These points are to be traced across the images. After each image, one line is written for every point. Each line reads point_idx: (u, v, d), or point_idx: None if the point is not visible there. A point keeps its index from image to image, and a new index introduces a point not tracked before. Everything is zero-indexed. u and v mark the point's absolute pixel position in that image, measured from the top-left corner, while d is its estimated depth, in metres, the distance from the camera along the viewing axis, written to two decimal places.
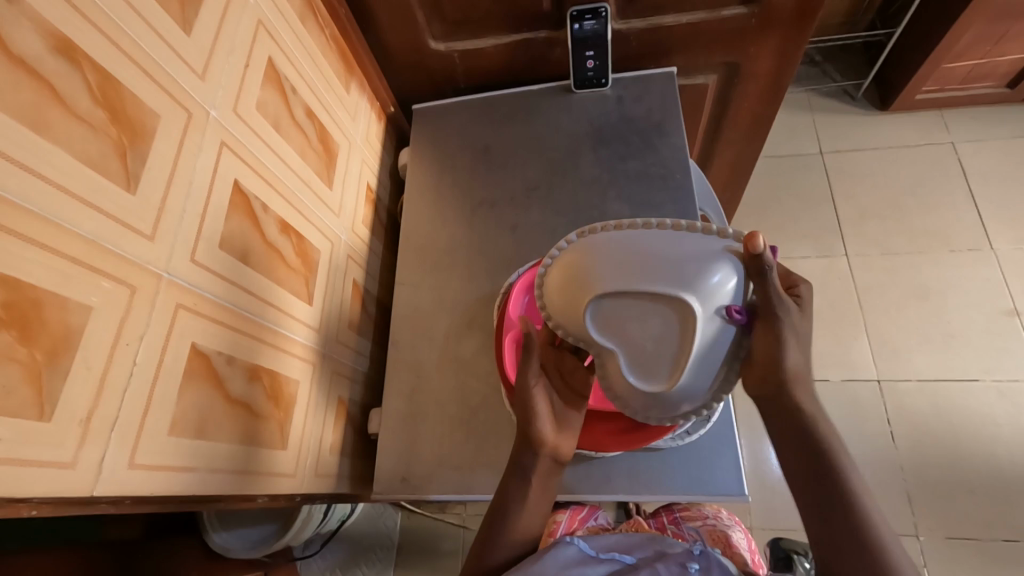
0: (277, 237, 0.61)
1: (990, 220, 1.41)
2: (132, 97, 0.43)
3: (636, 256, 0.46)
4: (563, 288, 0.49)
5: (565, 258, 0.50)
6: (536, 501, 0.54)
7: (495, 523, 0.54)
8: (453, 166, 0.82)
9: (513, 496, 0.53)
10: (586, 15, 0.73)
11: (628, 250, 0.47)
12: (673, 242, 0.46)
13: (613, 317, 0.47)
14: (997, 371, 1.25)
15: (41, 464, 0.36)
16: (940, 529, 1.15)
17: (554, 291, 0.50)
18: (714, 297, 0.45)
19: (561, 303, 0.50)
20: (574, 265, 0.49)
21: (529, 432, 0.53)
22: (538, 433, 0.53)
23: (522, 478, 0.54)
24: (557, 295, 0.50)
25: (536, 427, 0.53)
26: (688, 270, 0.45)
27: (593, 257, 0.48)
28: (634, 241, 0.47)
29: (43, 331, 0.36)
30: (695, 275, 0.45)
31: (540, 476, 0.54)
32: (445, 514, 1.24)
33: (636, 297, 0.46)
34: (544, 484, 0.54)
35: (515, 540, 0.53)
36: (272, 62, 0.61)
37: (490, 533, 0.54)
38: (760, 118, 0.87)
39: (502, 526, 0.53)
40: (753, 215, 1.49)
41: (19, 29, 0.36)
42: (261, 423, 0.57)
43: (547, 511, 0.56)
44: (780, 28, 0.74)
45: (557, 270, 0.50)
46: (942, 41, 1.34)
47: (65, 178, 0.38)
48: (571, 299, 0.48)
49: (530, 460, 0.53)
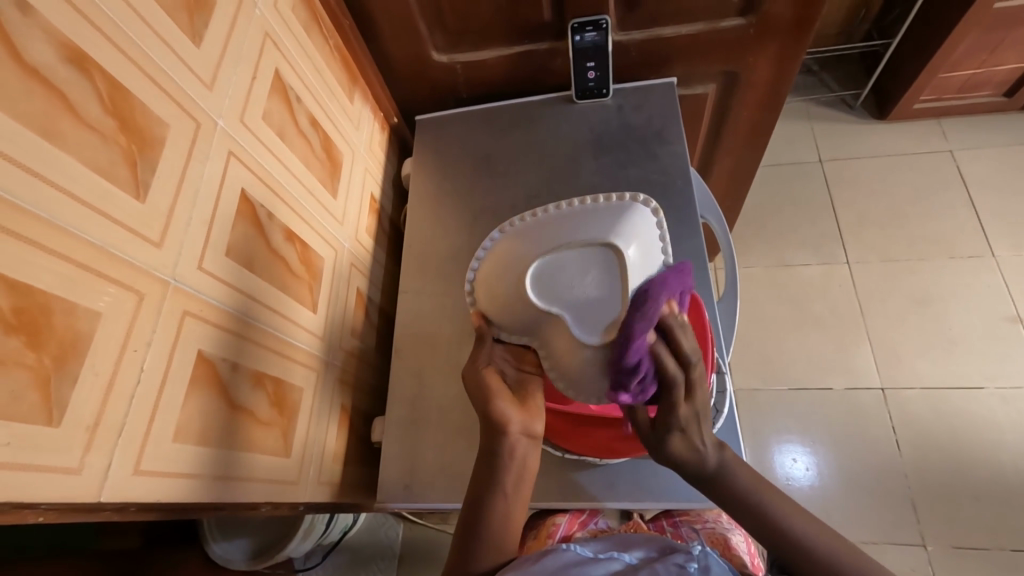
0: (282, 244, 0.61)
1: (989, 227, 1.41)
2: (141, 105, 0.44)
3: (559, 230, 0.50)
4: (499, 291, 0.52)
5: (499, 248, 0.52)
6: (515, 490, 0.54)
7: (475, 527, 0.52)
8: (454, 176, 0.82)
9: (489, 488, 0.53)
10: (587, 27, 0.74)
11: (556, 229, 0.50)
12: (574, 217, 0.50)
13: (541, 277, 0.50)
14: (1001, 378, 1.25)
15: (49, 470, 0.36)
16: (947, 538, 1.14)
17: (492, 282, 0.53)
18: (651, 248, 0.50)
19: (497, 292, 0.52)
20: (503, 264, 0.52)
21: (496, 414, 0.53)
22: (500, 417, 0.53)
23: (496, 466, 0.53)
24: (497, 283, 0.52)
25: (497, 410, 0.53)
26: (600, 228, 0.49)
27: (524, 243, 0.51)
28: (557, 224, 0.50)
29: (52, 337, 0.37)
30: (624, 229, 0.49)
31: (514, 462, 0.53)
32: (446, 525, 1.23)
33: (554, 262, 0.50)
34: (520, 473, 0.54)
35: (497, 541, 0.52)
36: (278, 73, 0.62)
37: (474, 541, 0.52)
38: (759, 126, 0.88)
39: (478, 535, 0.52)
40: (753, 225, 1.50)
41: (31, 38, 0.36)
42: (264, 430, 0.57)
43: (525, 515, 0.55)
44: (777, 37, 0.75)
45: (491, 262, 0.53)
46: (938, 51, 1.36)
47: (77, 187, 0.38)
48: (509, 278, 0.51)
49: (501, 446, 0.53)
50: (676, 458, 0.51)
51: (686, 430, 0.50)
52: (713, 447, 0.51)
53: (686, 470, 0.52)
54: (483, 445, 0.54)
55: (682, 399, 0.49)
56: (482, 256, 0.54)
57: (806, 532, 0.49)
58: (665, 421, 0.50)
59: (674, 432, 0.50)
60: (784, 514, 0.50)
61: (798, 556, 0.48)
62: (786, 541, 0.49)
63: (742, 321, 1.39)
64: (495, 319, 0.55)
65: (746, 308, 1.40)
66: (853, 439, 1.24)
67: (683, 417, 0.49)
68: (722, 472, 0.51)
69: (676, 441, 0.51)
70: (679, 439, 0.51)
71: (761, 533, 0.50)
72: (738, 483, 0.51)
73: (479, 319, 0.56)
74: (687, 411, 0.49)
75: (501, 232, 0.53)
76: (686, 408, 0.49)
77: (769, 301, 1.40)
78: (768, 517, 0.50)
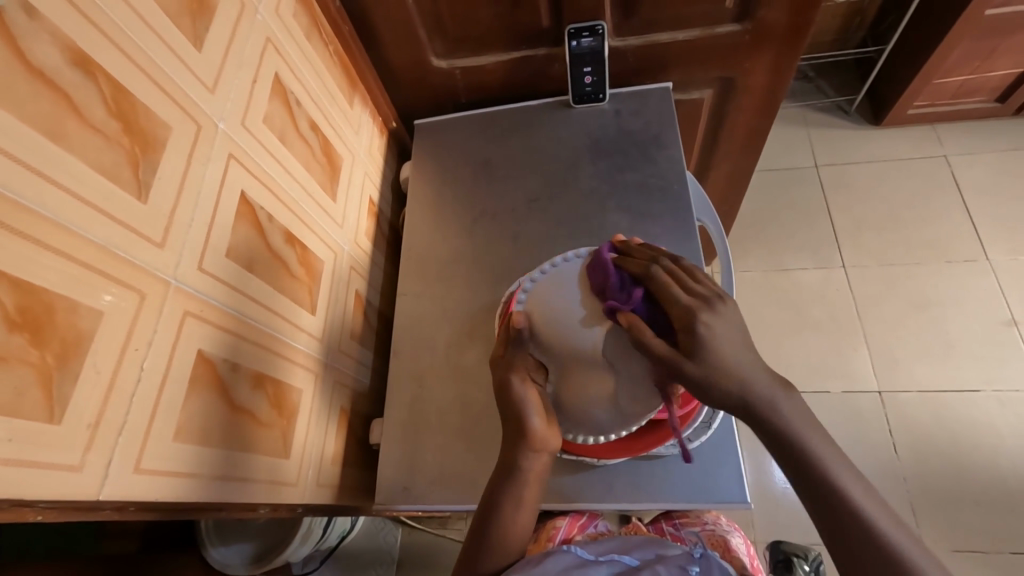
0: (282, 247, 0.62)
1: (985, 231, 1.42)
2: (144, 108, 0.45)
3: None
4: (547, 312, 0.53)
5: (553, 278, 0.55)
6: (530, 498, 0.55)
7: (485, 527, 0.55)
8: (454, 179, 0.83)
9: (507, 494, 0.55)
10: (584, 32, 0.75)
11: None
12: None
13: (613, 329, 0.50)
14: (998, 382, 1.26)
15: (51, 467, 0.36)
16: (946, 542, 1.14)
17: (542, 304, 0.54)
18: None
19: (549, 315, 0.52)
20: (557, 290, 0.53)
21: (521, 432, 0.53)
22: (530, 430, 0.53)
23: (511, 477, 0.54)
24: (543, 305, 0.53)
25: (528, 422, 0.53)
26: None
27: (571, 278, 0.54)
28: None
29: (54, 334, 0.37)
30: None
31: (532, 474, 0.55)
32: (445, 531, 1.25)
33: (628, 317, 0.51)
34: (537, 485, 0.55)
35: (507, 540, 0.55)
36: (279, 78, 0.63)
37: (484, 535, 0.55)
38: (755, 131, 0.89)
39: (493, 531, 0.55)
40: (750, 229, 1.51)
41: (38, 41, 0.37)
42: (264, 431, 0.58)
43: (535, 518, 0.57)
44: (772, 43, 0.76)
45: (541, 287, 0.55)
46: (932, 57, 1.37)
47: (80, 188, 0.39)
48: (566, 306, 0.52)
49: (526, 459, 0.54)
50: (715, 365, 0.45)
51: (708, 320, 0.46)
52: (765, 383, 0.47)
53: (732, 401, 0.46)
54: (501, 455, 0.55)
55: (673, 285, 0.48)
56: (530, 283, 0.56)
57: (847, 481, 0.46)
58: (682, 320, 0.46)
59: (699, 330, 0.45)
60: (828, 460, 0.46)
61: (838, 503, 0.45)
62: (827, 485, 0.46)
63: None
64: (538, 328, 0.53)
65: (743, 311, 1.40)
66: (853, 443, 1.24)
67: (688, 304, 0.47)
68: (770, 409, 0.47)
69: (704, 348, 0.45)
70: (708, 342, 0.45)
71: (800, 477, 0.47)
72: (780, 417, 0.47)
73: (522, 320, 0.54)
74: (689, 299, 0.47)
75: (552, 266, 0.56)
76: (686, 296, 0.47)
77: (767, 305, 1.40)
78: (809, 458, 0.46)
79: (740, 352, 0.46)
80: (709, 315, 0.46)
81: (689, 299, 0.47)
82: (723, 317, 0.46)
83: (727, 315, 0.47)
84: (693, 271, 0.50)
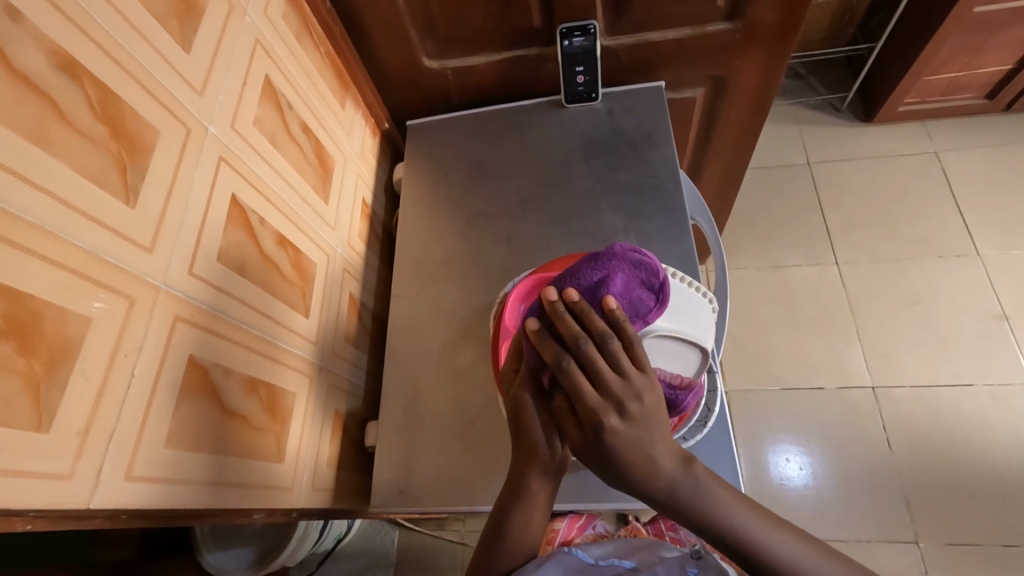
0: (274, 250, 0.61)
1: (976, 226, 1.43)
2: (131, 111, 0.44)
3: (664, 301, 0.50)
4: None
5: None
6: (540, 517, 0.50)
7: (496, 542, 0.51)
8: (447, 180, 0.83)
9: (517, 510, 0.50)
10: (575, 32, 0.75)
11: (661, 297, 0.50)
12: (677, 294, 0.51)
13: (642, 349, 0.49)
14: (990, 376, 1.26)
15: (40, 477, 0.36)
16: (940, 536, 1.15)
17: None
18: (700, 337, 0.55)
19: None
20: None
21: (528, 450, 0.48)
22: (538, 448, 0.48)
23: (520, 501, 0.50)
24: None
25: (535, 442, 0.48)
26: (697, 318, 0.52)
27: None
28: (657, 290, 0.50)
29: (41, 342, 0.37)
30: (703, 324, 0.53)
31: (539, 493, 0.49)
32: (443, 532, 1.24)
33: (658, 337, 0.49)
34: (548, 503, 0.50)
35: (518, 561, 0.51)
36: (270, 80, 0.62)
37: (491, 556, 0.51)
38: (748, 129, 0.89)
39: (502, 547, 0.51)
40: (743, 226, 1.51)
41: (21, 45, 0.37)
42: (258, 436, 0.57)
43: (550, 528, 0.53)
44: (763, 41, 0.76)
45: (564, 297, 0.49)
46: (921, 53, 1.38)
47: (67, 193, 0.38)
48: None
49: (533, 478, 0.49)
50: (621, 469, 0.43)
51: (615, 428, 0.42)
52: (668, 458, 0.43)
53: (650, 493, 0.43)
54: (510, 475, 0.50)
55: (583, 383, 0.42)
56: None
57: (790, 550, 0.42)
58: (588, 424, 0.43)
59: (604, 439, 0.43)
60: (757, 531, 0.43)
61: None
62: (767, 562, 0.42)
63: (735, 322, 1.39)
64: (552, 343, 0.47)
65: (737, 309, 1.41)
66: (848, 439, 1.25)
67: (594, 409, 0.42)
68: (692, 495, 0.43)
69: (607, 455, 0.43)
70: (613, 447, 0.42)
71: (735, 553, 0.43)
72: (686, 493, 0.43)
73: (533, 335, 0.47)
74: (597, 401, 0.42)
75: None
76: (594, 397, 0.42)
77: (761, 302, 1.41)
78: (726, 528, 0.43)
79: (651, 445, 0.43)
80: (617, 422, 0.42)
81: (596, 404, 0.42)
82: (635, 421, 0.42)
83: (639, 416, 0.42)
84: (619, 351, 0.41)
